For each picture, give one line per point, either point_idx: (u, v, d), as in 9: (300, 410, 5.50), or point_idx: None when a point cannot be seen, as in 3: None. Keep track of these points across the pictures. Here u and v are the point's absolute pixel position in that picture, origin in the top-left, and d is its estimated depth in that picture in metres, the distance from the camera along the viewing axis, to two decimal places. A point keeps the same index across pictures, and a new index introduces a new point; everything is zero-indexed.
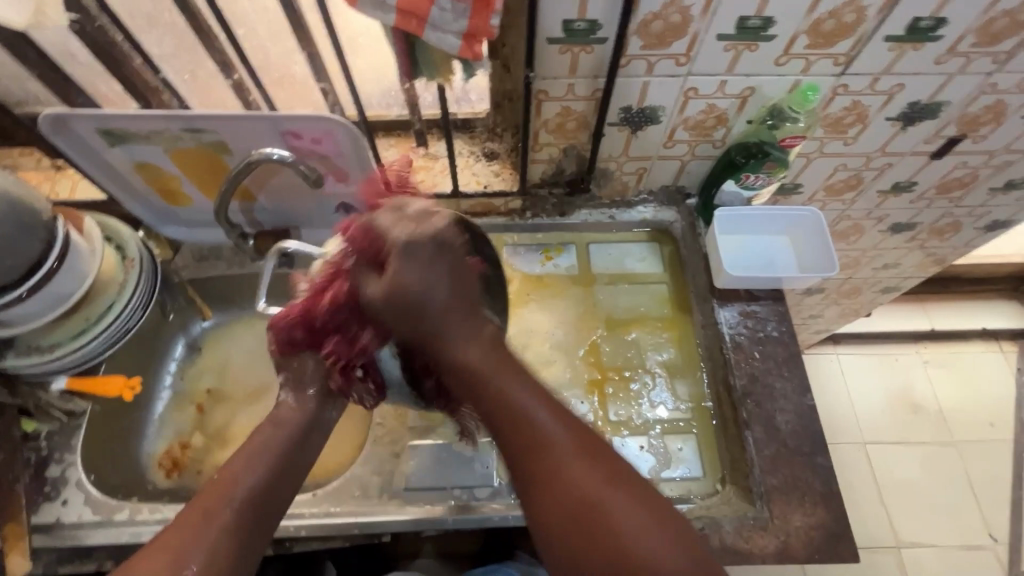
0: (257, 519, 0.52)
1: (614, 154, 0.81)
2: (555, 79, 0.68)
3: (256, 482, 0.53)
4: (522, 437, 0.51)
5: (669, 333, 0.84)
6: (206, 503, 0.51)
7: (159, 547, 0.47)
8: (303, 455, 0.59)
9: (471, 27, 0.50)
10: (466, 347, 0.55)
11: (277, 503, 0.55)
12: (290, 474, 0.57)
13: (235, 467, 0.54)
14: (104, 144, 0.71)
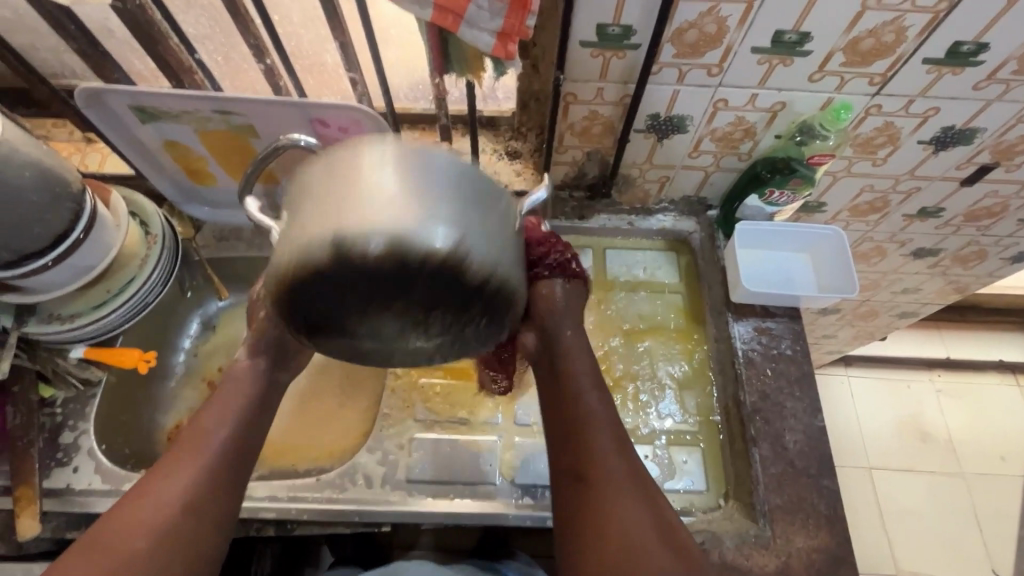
0: (225, 464, 0.55)
1: (638, 160, 0.81)
2: (585, 82, 0.67)
3: (219, 430, 0.57)
4: (579, 418, 0.58)
5: (681, 345, 0.83)
6: (180, 457, 0.54)
7: (133, 496, 0.52)
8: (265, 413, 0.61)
9: (507, 26, 0.50)
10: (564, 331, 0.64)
11: (245, 448, 0.57)
12: (256, 425, 0.59)
13: (203, 421, 0.57)
14: (136, 120, 0.72)
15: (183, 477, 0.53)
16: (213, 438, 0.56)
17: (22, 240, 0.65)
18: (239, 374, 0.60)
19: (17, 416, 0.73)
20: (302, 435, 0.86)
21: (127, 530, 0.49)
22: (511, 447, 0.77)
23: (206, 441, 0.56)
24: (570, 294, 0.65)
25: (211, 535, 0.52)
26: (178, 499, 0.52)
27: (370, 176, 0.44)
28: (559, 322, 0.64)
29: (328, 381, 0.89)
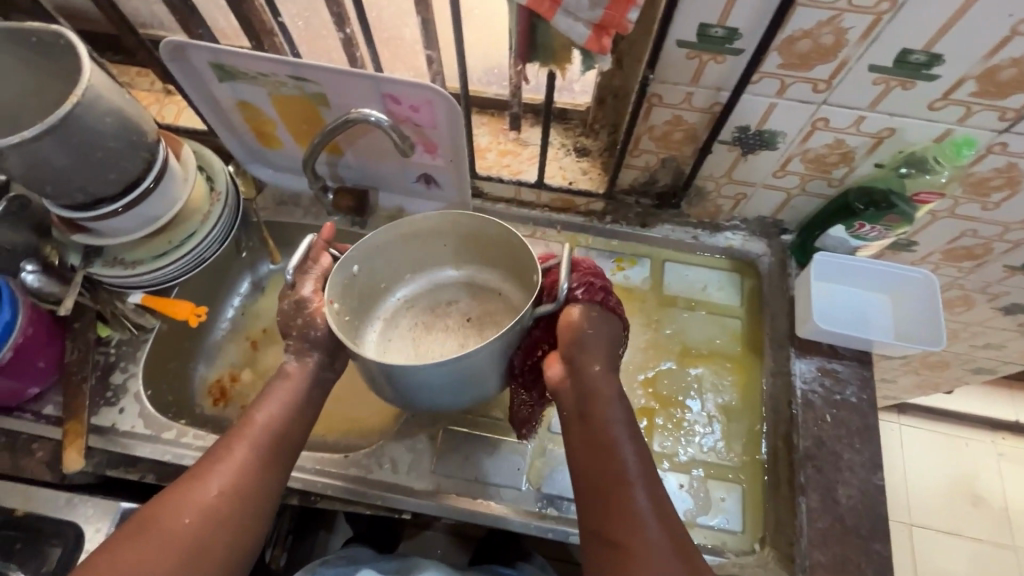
0: (270, 455, 0.58)
1: (716, 174, 0.75)
2: (674, 85, 0.62)
3: (270, 421, 0.59)
4: (609, 467, 0.56)
5: (734, 375, 0.79)
6: (233, 442, 0.57)
7: (188, 476, 0.55)
8: (312, 404, 0.63)
9: (606, 18, 0.46)
10: (598, 372, 0.60)
11: (290, 439, 0.60)
12: (302, 417, 0.62)
13: (256, 409, 0.60)
14: (214, 77, 0.73)
15: (230, 463, 0.56)
16: (263, 428, 0.59)
17: (96, 184, 0.68)
18: (298, 370, 0.63)
19: (74, 352, 0.76)
20: (337, 405, 0.86)
21: (177, 508, 0.53)
22: (540, 455, 0.75)
23: (255, 431, 0.59)
24: (603, 332, 0.62)
25: (250, 519, 0.55)
26: (224, 483, 0.55)
27: (445, 373, 0.58)
28: (590, 357, 0.60)
29: None
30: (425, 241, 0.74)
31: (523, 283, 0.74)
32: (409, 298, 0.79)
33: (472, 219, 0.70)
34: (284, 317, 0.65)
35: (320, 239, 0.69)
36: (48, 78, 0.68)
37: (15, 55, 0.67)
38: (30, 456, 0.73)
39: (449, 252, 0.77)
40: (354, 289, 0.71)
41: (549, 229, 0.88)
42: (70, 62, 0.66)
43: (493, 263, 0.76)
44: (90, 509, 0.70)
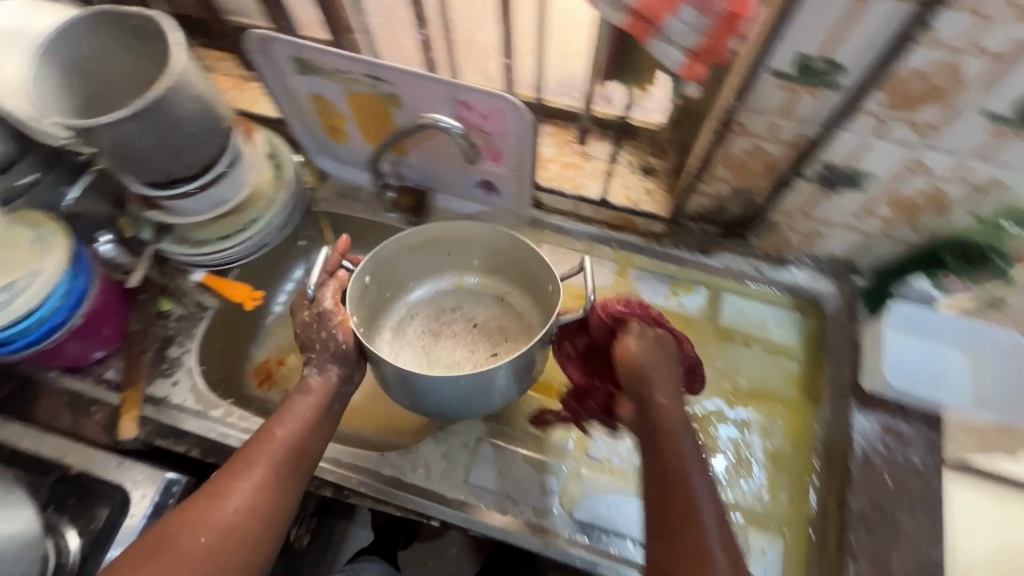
0: (287, 471, 0.58)
1: (791, 208, 0.71)
2: (760, 114, 0.59)
3: (290, 437, 0.60)
4: (680, 503, 0.53)
5: (786, 420, 0.75)
6: (251, 458, 0.57)
7: (206, 492, 0.55)
8: (330, 418, 0.64)
9: (705, 45, 0.43)
10: (668, 401, 0.58)
11: (307, 455, 0.60)
12: (320, 432, 0.62)
13: (275, 423, 0.60)
14: (292, 70, 0.74)
15: (248, 480, 0.56)
16: (282, 445, 0.59)
17: (175, 165, 0.71)
18: (319, 383, 0.63)
19: (137, 323, 0.81)
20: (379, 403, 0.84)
21: (194, 525, 0.53)
22: (575, 479, 0.73)
23: (273, 446, 0.59)
24: (661, 362, 0.60)
25: (265, 536, 0.55)
26: (242, 501, 0.55)
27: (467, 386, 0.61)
28: (656, 385, 0.59)
29: None
30: (439, 248, 0.76)
31: (526, 286, 0.78)
32: (417, 303, 0.81)
33: (486, 231, 0.73)
34: (304, 329, 0.64)
35: (335, 253, 0.68)
36: (141, 61, 0.71)
37: (111, 37, 0.69)
38: (88, 418, 0.77)
39: (455, 260, 0.79)
40: (365, 301, 0.73)
41: (605, 246, 0.84)
42: (161, 48, 0.69)
43: (501, 272, 0.79)
44: (139, 475, 0.73)
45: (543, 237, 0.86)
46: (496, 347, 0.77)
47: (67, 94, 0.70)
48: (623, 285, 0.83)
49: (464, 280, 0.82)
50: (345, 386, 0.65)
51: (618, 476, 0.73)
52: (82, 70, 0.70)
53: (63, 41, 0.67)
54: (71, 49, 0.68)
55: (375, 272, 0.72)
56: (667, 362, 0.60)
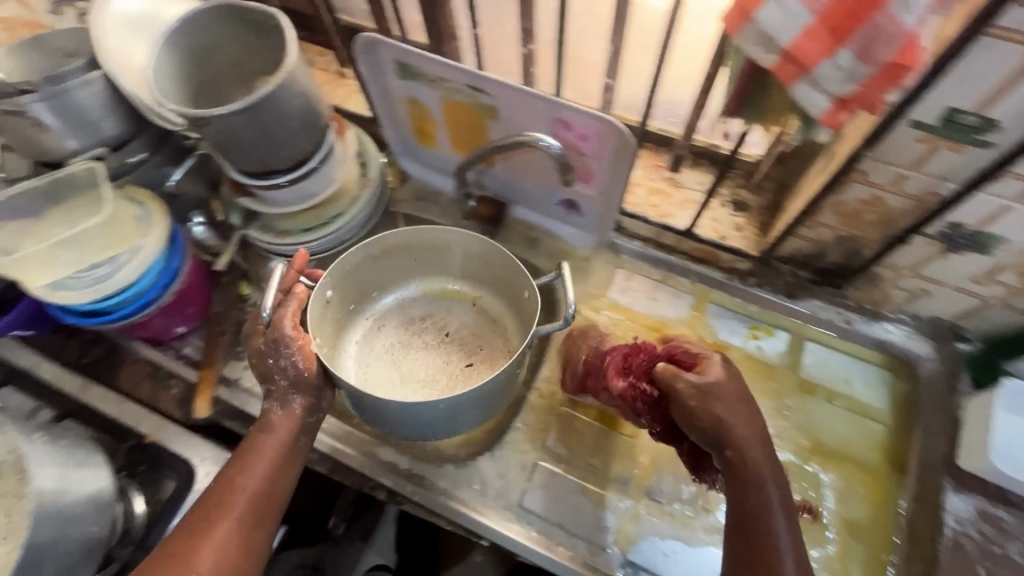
0: (254, 520, 0.58)
1: (901, 264, 0.66)
2: (887, 165, 0.55)
3: (254, 488, 0.59)
4: (763, 557, 0.55)
5: (866, 488, 0.70)
6: (213, 514, 0.57)
7: (170, 555, 0.55)
8: (294, 457, 0.63)
9: (858, 95, 0.40)
10: (753, 451, 0.58)
11: (272, 500, 0.60)
12: (286, 474, 0.62)
13: (235, 472, 0.60)
14: (394, 74, 0.74)
15: (215, 537, 0.56)
16: (247, 497, 0.58)
17: (271, 158, 0.72)
18: (278, 427, 0.62)
19: (219, 304, 0.83)
20: None
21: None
22: (632, 518, 0.71)
23: (236, 497, 0.58)
24: (732, 405, 0.59)
25: None
26: (212, 561, 0.55)
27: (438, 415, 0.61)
28: (734, 438, 0.58)
29: None
30: (412, 253, 0.78)
31: (500, 290, 0.80)
32: (389, 312, 0.82)
33: (457, 236, 0.74)
34: (262, 359, 0.63)
35: (291, 270, 0.67)
36: (254, 53, 0.74)
37: (230, 29, 0.72)
38: (167, 391, 0.80)
39: (423, 267, 0.81)
40: (327, 317, 0.73)
41: (684, 278, 0.82)
42: (276, 43, 0.71)
43: (476, 276, 0.81)
44: (206, 453, 0.75)
45: (619, 262, 0.85)
46: (468, 356, 0.77)
47: (185, 82, 0.73)
48: (699, 320, 0.80)
49: (435, 287, 0.83)
50: (308, 424, 0.64)
51: (678, 522, 0.70)
52: (200, 59, 0.74)
53: (187, 31, 0.70)
54: (193, 39, 0.71)
55: (341, 283, 0.73)
56: (734, 409, 0.58)
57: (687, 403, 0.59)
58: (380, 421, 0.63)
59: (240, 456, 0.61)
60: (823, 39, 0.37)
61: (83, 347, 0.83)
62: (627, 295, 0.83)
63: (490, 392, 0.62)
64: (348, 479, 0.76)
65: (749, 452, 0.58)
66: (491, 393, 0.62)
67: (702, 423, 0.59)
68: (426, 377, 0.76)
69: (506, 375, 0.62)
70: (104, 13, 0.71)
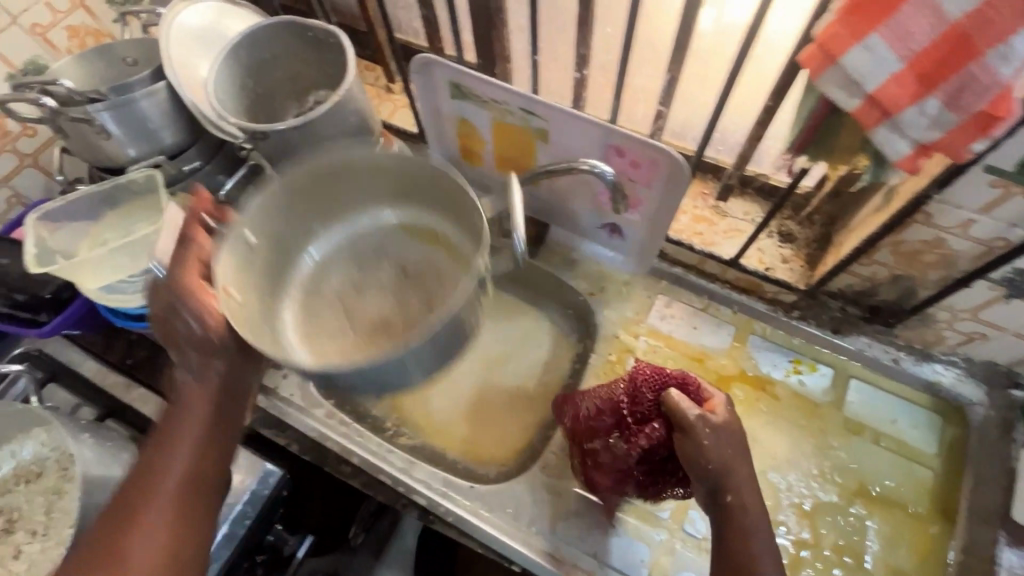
0: (190, 496, 0.58)
1: (959, 306, 0.65)
2: (954, 208, 0.54)
3: (181, 471, 0.58)
4: None
5: (914, 536, 0.68)
6: (141, 499, 0.56)
7: (102, 548, 0.54)
8: (223, 426, 0.62)
9: (942, 142, 0.39)
10: (746, 496, 0.58)
11: (206, 472, 0.60)
12: (215, 446, 0.61)
13: (159, 454, 0.59)
14: (447, 94, 0.75)
15: (148, 528, 0.55)
16: (172, 484, 0.57)
17: None
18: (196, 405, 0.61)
19: None
20: (464, 426, 0.89)
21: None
22: (668, 552, 0.69)
23: (162, 478, 0.57)
24: (732, 446, 0.59)
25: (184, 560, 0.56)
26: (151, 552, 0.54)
27: (392, 361, 0.61)
28: (735, 483, 0.58)
29: (500, 387, 0.91)
30: (343, 190, 0.74)
31: (454, 218, 0.74)
32: (326, 258, 0.78)
33: (391, 157, 0.70)
34: (168, 321, 0.61)
35: (194, 214, 0.64)
36: (311, 66, 0.75)
37: (289, 44, 0.73)
38: None
39: (368, 198, 0.76)
40: (258, 265, 0.69)
41: (725, 307, 0.82)
42: (334, 57, 0.72)
43: (427, 207, 0.76)
44: (242, 459, 0.75)
45: (659, 287, 0.84)
46: (418, 293, 0.76)
47: (242, 95, 0.75)
48: (741, 352, 0.79)
49: (384, 217, 0.79)
50: (226, 391, 0.63)
51: None
52: (258, 73, 0.75)
53: (247, 46, 0.71)
54: (252, 53, 0.73)
55: (270, 226, 0.70)
56: (729, 450, 0.58)
57: (698, 441, 0.58)
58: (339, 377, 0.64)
59: (162, 438, 0.60)
60: (910, 86, 0.37)
61: (127, 349, 0.83)
62: (666, 322, 0.82)
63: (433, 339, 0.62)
64: (383, 494, 0.75)
65: (745, 498, 0.58)
66: (439, 342, 0.63)
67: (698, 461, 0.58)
68: (375, 314, 0.74)
69: (455, 322, 0.63)
70: (172, 26, 0.73)
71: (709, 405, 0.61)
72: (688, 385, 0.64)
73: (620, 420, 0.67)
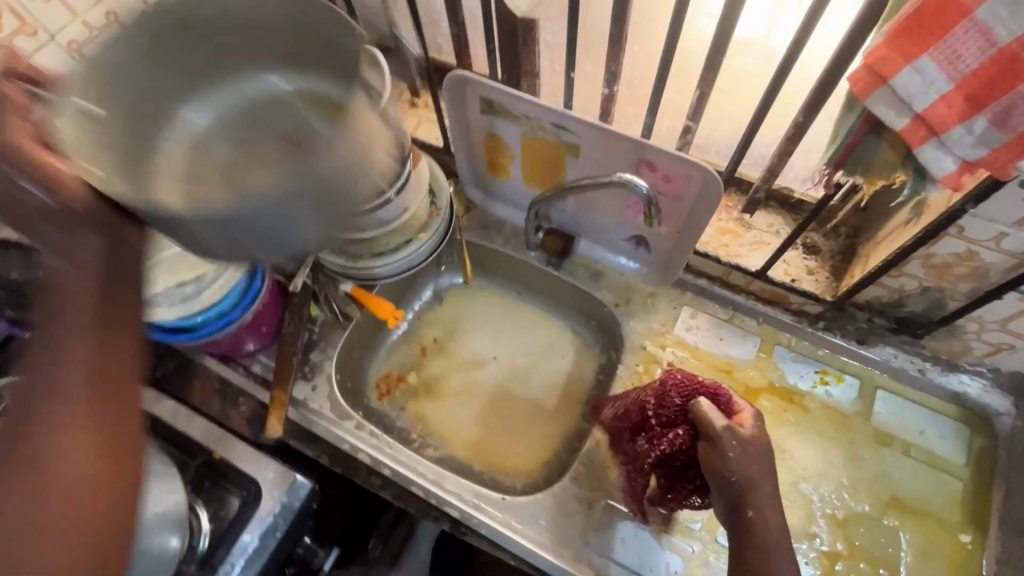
0: (101, 387, 0.38)
1: (988, 317, 0.65)
2: (987, 222, 0.55)
3: (87, 407, 0.37)
4: None
5: (946, 547, 0.68)
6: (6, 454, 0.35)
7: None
8: (122, 287, 0.42)
9: (988, 158, 0.40)
10: (768, 511, 0.58)
11: (127, 348, 0.40)
12: (120, 320, 0.40)
13: (26, 375, 0.37)
14: (477, 109, 0.76)
15: (59, 414, 0.36)
16: (72, 354, 0.37)
17: None
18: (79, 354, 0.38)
19: (290, 323, 0.84)
20: (488, 438, 0.89)
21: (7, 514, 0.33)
22: (700, 564, 0.69)
23: (28, 394, 0.36)
24: (757, 461, 0.60)
25: (115, 436, 0.37)
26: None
27: (263, 207, 0.46)
28: (757, 499, 0.58)
29: (523, 398, 0.91)
30: (219, 27, 0.55)
31: (341, 79, 0.58)
32: (211, 128, 0.61)
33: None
34: None
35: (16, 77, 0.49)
36: None
37: None
38: (236, 409, 0.82)
39: (251, 51, 0.59)
40: (121, 139, 0.53)
41: (750, 317, 0.82)
42: None
43: (319, 66, 0.59)
44: (271, 473, 0.75)
45: (684, 299, 0.85)
46: (296, 157, 0.55)
47: None
48: (766, 363, 0.79)
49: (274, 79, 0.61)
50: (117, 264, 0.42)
51: None
52: None
53: None
54: None
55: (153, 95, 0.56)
56: (753, 464, 0.59)
57: (725, 453, 0.59)
58: (204, 239, 0.49)
59: (49, 309, 0.39)
60: (958, 105, 0.39)
61: (156, 361, 0.84)
62: (692, 333, 0.82)
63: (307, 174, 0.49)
64: (413, 505, 0.76)
65: (767, 514, 0.58)
66: (327, 187, 0.49)
67: (720, 472, 0.59)
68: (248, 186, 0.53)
69: (351, 161, 0.52)
70: None
71: (738, 419, 0.63)
72: (718, 397, 0.65)
73: (645, 424, 0.68)
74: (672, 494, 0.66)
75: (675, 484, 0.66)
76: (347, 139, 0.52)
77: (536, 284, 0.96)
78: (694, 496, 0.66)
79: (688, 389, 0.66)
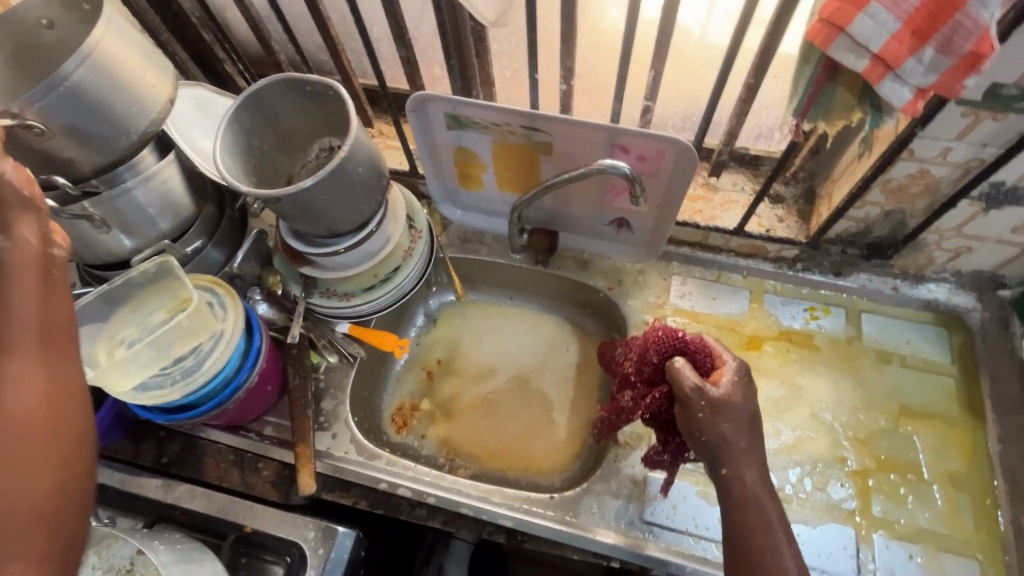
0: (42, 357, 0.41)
1: (947, 226, 0.72)
2: (934, 140, 0.61)
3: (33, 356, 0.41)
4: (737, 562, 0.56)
5: (956, 441, 0.74)
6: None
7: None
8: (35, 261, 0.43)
9: (937, 83, 0.47)
10: (746, 468, 0.58)
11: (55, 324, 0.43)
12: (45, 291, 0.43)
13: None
14: (444, 126, 0.77)
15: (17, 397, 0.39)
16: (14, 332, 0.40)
17: (339, 226, 0.70)
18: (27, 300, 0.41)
19: (295, 377, 0.81)
20: (514, 445, 0.89)
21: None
22: None
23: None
24: (729, 419, 0.58)
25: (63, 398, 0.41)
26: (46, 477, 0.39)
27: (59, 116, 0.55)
28: (729, 456, 0.58)
29: (539, 398, 0.92)
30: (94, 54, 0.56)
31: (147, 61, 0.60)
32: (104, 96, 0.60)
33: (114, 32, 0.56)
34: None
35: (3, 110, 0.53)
36: (312, 119, 0.73)
37: (291, 101, 0.70)
38: (259, 475, 0.78)
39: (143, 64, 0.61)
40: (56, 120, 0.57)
41: (735, 274, 0.87)
42: (335, 109, 0.70)
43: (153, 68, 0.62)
44: (311, 532, 0.71)
45: (671, 269, 0.89)
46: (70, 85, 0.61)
47: (246, 159, 0.70)
48: (759, 311, 0.84)
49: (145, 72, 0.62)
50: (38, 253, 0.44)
51: (798, 506, 0.71)
52: (261, 129, 0.71)
53: (250, 106, 0.68)
54: (254, 113, 0.69)
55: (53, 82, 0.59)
56: (729, 427, 0.58)
57: (694, 414, 0.58)
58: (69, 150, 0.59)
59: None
60: (907, 43, 0.45)
61: (158, 448, 0.80)
62: (687, 299, 0.86)
63: (81, 103, 0.56)
64: (465, 528, 0.75)
65: (742, 468, 0.58)
66: (93, 112, 0.57)
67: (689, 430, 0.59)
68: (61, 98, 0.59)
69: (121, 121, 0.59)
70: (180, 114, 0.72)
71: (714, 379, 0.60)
72: (695, 353, 0.64)
73: (630, 380, 0.69)
74: (665, 448, 0.68)
75: (667, 437, 0.67)
76: (101, 98, 0.57)
77: (525, 285, 0.98)
78: (685, 451, 0.67)
79: (661, 347, 0.64)
